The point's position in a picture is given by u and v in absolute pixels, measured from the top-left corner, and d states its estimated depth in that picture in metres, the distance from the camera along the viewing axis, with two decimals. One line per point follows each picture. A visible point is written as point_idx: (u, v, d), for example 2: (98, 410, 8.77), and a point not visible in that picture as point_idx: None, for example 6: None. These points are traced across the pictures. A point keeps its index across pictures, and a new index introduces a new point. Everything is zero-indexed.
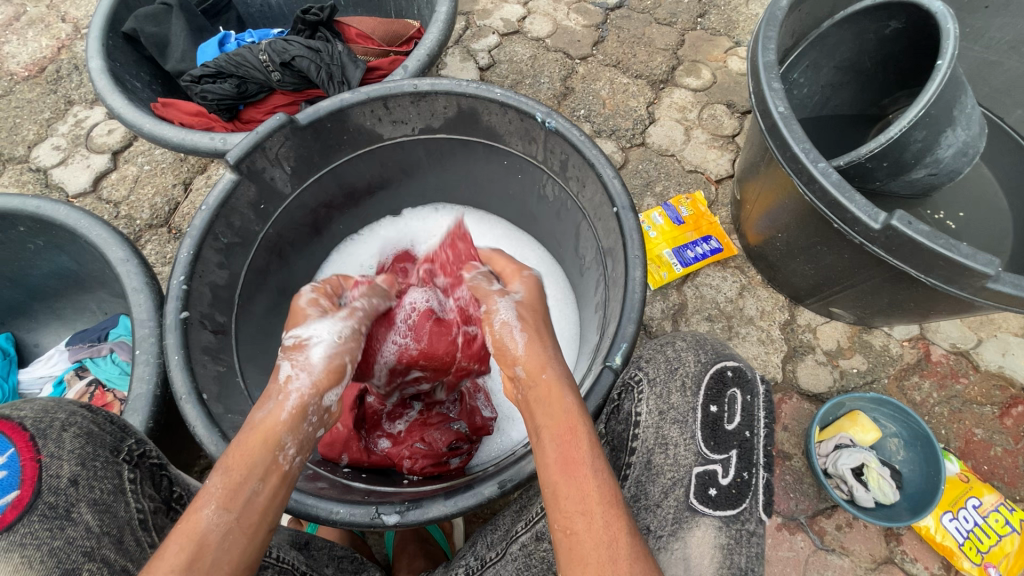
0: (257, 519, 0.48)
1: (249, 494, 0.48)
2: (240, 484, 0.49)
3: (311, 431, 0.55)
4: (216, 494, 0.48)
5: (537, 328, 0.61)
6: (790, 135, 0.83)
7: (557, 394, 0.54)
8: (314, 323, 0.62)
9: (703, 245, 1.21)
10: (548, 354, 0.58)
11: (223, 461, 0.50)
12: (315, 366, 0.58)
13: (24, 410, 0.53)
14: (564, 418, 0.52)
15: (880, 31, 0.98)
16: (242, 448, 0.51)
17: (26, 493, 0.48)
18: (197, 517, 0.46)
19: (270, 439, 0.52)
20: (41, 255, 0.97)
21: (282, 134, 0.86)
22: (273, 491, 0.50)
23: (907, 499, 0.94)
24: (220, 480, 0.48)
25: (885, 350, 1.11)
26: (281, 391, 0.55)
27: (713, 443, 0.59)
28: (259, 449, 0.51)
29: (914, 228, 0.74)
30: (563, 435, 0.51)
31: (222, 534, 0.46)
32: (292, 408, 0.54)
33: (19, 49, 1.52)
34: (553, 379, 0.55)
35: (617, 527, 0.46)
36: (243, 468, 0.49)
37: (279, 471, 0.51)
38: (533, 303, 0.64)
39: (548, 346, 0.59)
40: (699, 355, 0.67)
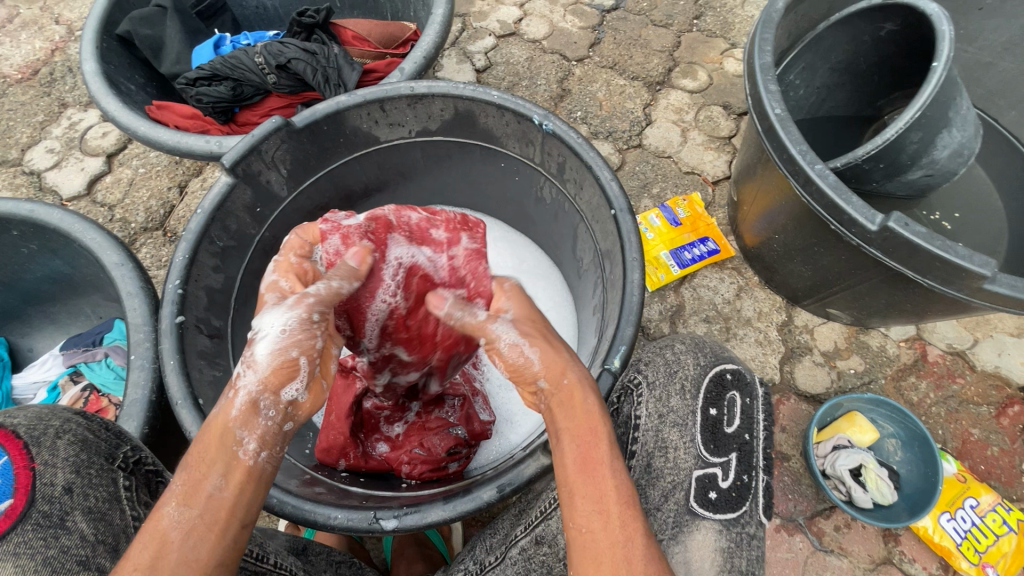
0: (221, 516, 0.47)
1: (210, 491, 0.48)
2: (200, 481, 0.48)
3: (270, 424, 0.53)
4: (176, 493, 0.48)
5: (546, 338, 0.59)
6: (787, 137, 0.83)
7: (579, 396, 0.54)
8: (266, 314, 0.57)
9: (700, 247, 1.21)
10: (573, 359, 0.57)
11: (186, 460, 0.50)
12: (259, 363, 0.54)
13: (17, 418, 0.52)
14: (584, 419, 0.52)
15: (875, 33, 0.98)
16: (200, 447, 0.50)
17: (20, 501, 0.47)
18: (159, 516, 0.46)
19: (225, 437, 0.51)
20: (35, 259, 0.97)
21: (278, 137, 0.85)
22: (235, 486, 0.49)
23: (905, 500, 0.94)
24: (181, 478, 0.48)
25: (882, 350, 1.12)
26: (232, 388, 0.54)
27: (713, 446, 0.59)
28: (218, 446, 0.50)
29: (911, 229, 0.74)
30: (584, 436, 0.51)
31: (182, 533, 0.46)
32: (241, 404, 0.52)
33: (12, 51, 1.51)
34: (582, 380, 0.55)
35: (635, 529, 0.46)
36: (203, 467, 0.49)
37: (242, 467, 0.50)
38: (532, 318, 0.62)
39: (567, 351, 0.58)
40: (698, 358, 0.66)
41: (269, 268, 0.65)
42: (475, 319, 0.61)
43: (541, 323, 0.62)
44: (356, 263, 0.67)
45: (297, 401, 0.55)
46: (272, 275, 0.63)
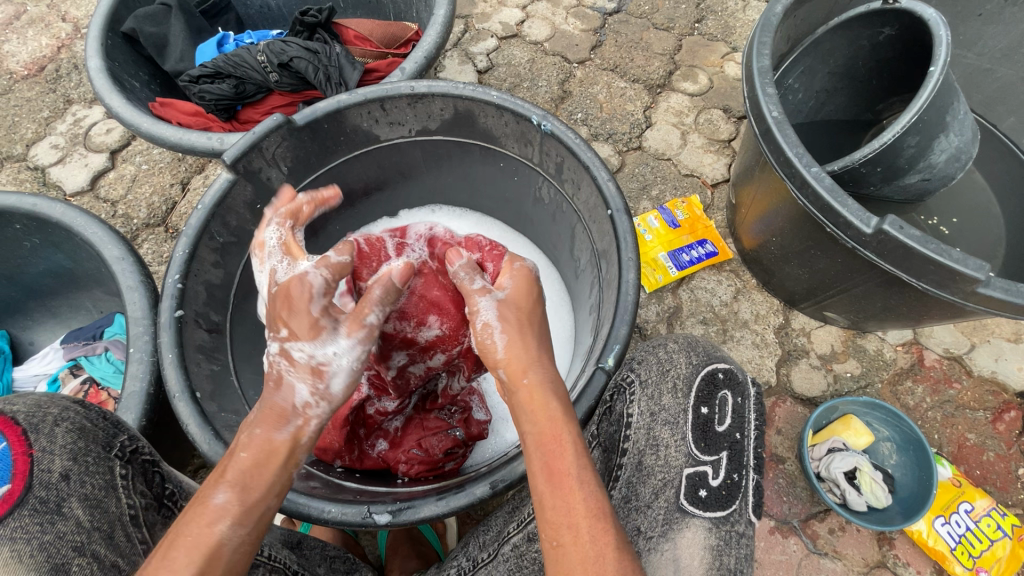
0: (268, 531, 0.52)
1: (264, 510, 0.51)
2: (257, 501, 0.51)
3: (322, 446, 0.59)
4: (231, 510, 0.49)
5: (520, 329, 0.60)
6: (784, 140, 0.84)
7: (540, 402, 0.55)
8: (331, 343, 0.58)
9: (698, 249, 1.21)
10: (541, 354, 0.59)
11: (238, 476, 0.51)
12: (336, 395, 0.58)
13: (17, 404, 0.53)
14: (548, 427, 0.53)
15: (874, 38, 0.99)
16: (258, 465, 0.53)
17: (17, 487, 0.48)
18: (212, 531, 0.48)
19: (288, 459, 0.54)
20: (36, 253, 0.97)
21: (279, 134, 0.86)
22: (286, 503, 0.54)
23: (899, 502, 0.94)
24: (236, 495, 0.50)
25: (879, 354, 1.12)
26: (300, 416, 0.56)
27: (704, 444, 0.58)
28: (278, 468, 0.53)
29: (906, 232, 0.74)
30: (548, 443, 0.52)
31: (238, 548, 0.49)
32: (312, 433, 0.56)
33: (19, 48, 1.53)
34: (545, 385, 0.56)
35: (603, 543, 0.47)
36: (261, 488, 0.52)
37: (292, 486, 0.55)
38: (523, 301, 0.63)
39: (535, 346, 0.59)
40: (691, 357, 0.64)
41: (315, 280, 0.60)
42: (470, 286, 0.64)
43: (529, 310, 0.62)
44: (399, 279, 0.62)
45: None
46: (321, 299, 0.60)
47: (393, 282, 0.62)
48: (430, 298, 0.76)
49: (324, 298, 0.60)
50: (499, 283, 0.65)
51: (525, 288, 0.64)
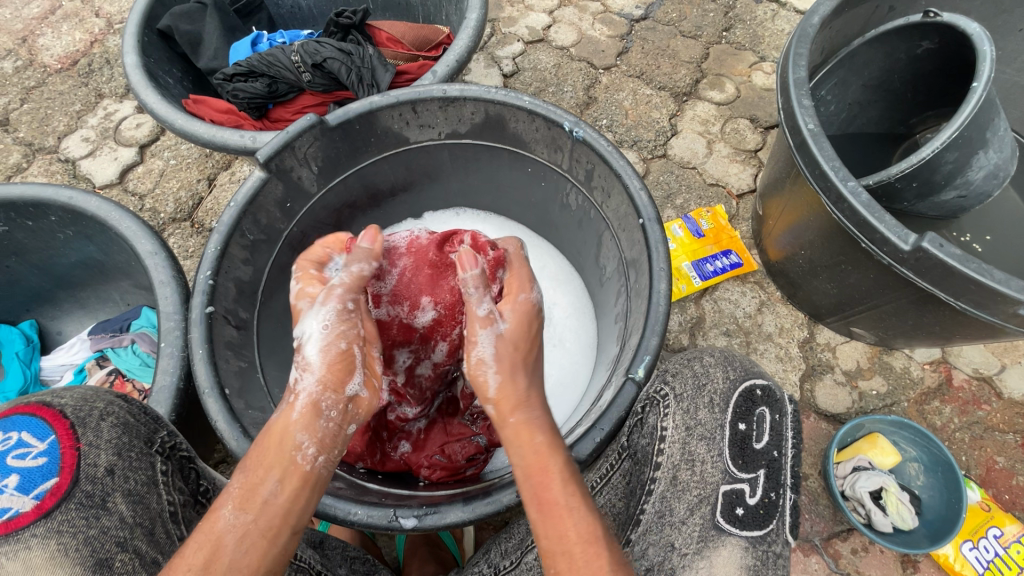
0: (274, 521, 0.50)
1: (266, 495, 0.51)
2: (257, 485, 0.51)
3: (329, 427, 0.56)
4: (233, 496, 0.51)
5: (515, 363, 0.60)
6: (820, 153, 0.82)
7: (528, 433, 0.56)
8: (307, 318, 0.60)
9: (722, 260, 1.20)
10: (529, 391, 0.59)
11: (244, 463, 0.53)
12: (313, 363, 0.57)
13: (65, 397, 0.54)
14: (534, 459, 0.54)
15: (912, 51, 0.97)
16: (259, 451, 0.54)
17: (65, 480, 0.49)
18: (216, 517, 0.50)
19: (284, 441, 0.54)
20: (69, 244, 0.99)
21: (312, 134, 0.87)
22: (292, 491, 0.52)
23: (925, 525, 0.92)
24: (240, 481, 0.52)
25: (906, 372, 1.10)
26: (290, 393, 0.57)
27: (741, 461, 0.56)
28: (278, 452, 0.53)
29: (946, 250, 0.73)
30: (536, 475, 0.53)
31: (237, 536, 0.49)
32: (302, 407, 0.55)
33: (53, 42, 1.55)
34: (532, 421, 0.57)
35: (597, 566, 0.48)
36: (260, 472, 0.52)
37: (298, 473, 0.53)
38: (510, 352, 0.61)
39: (522, 383, 0.59)
40: (728, 371, 0.62)
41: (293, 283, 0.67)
42: (475, 307, 0.62)
43: (522, 354, 0.62)
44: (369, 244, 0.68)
45: (357, 397, 0.59)
46: (298, 284, 0.66)
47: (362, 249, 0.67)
48: (419, 281, 0.79)
49: (301, 282, 0.66)
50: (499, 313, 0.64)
51: (524, 321, 0.64)
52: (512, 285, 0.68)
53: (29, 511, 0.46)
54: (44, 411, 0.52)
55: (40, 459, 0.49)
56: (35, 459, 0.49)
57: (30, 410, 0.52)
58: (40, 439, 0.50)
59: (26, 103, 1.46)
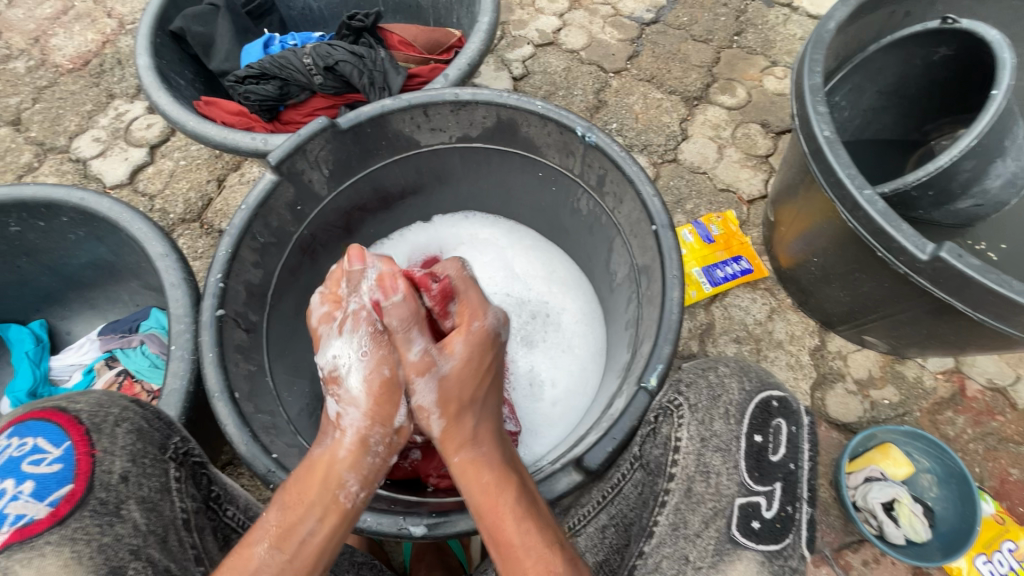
0: (310, 558, 0.55)
1: (306, 534, 0.55)
2: (296, 524, 0.56)
3: (373, 463, 0.62)
4: (269, 532, 0.55)
5: (460, 406, 0.64)
6: (835, 160, 0.82)
7: (474, 471, 0.60)
8: (338, 348, 0.66)
9: (733, 265, 1.19)
10: (475, 431, 0.63)
11: (280, 497, 0.58)
12: (358, 399, 0.63)
13: (81, 402, 0.56)
14: (484, 498, 0.58)
15: (928, 58, 0.97)
16: (299, 487, 0.58)
17: (80, 486, 0.51)
18: (251, 552, 0.54)
19: (326, 480, 0.58)
20: (80, 245, 0.99)
21: (323, 137, 0.87)
22: (329, 530, 0.56)
23: (939, 538, 0.91)
24: (276, 517, 0.56)
25: (918, 382, 1.09)
26: (337, 428, 0.63)
27: (757, 474, 0.56)
28: (320, 487, 0.58)
29: (964, 260, 0.72)
30: (488, 511, 0.57)
31: (273, 574, 0.53)
32: (349, 445, 0.61)
33: (66, 42, 1.56)
34: (479, 459, 0.61)
35: None
36: (301, 510, 0.56)
37: (337, 510, 0.57)
38: (457, 394, 0.64)
39: (469, 423, 0.63)
40: (743, 382, 0.62)
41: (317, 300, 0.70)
42: (409, 354, 0.63)
43: (469, 393, 0.65)
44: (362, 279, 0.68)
45: (400, 428, 0.64)
46: (321, 309, 0.70)
47: (353, 270, 0.67)
48: None
49: (324, 306, 0.70)
50: (444, 353, 0.65)
51: (470, 359, 0.66)
52: (462, 311, 0.69)
53: (44, 517, 0.49)
54: (60, 417, 0.54)
55: (55, 465, 0.51)
56: (50, 466, 0.51)
57: (47, 416, 0.54)
58: (55, 445, 0.52)
59: (38, 103, 1.47)
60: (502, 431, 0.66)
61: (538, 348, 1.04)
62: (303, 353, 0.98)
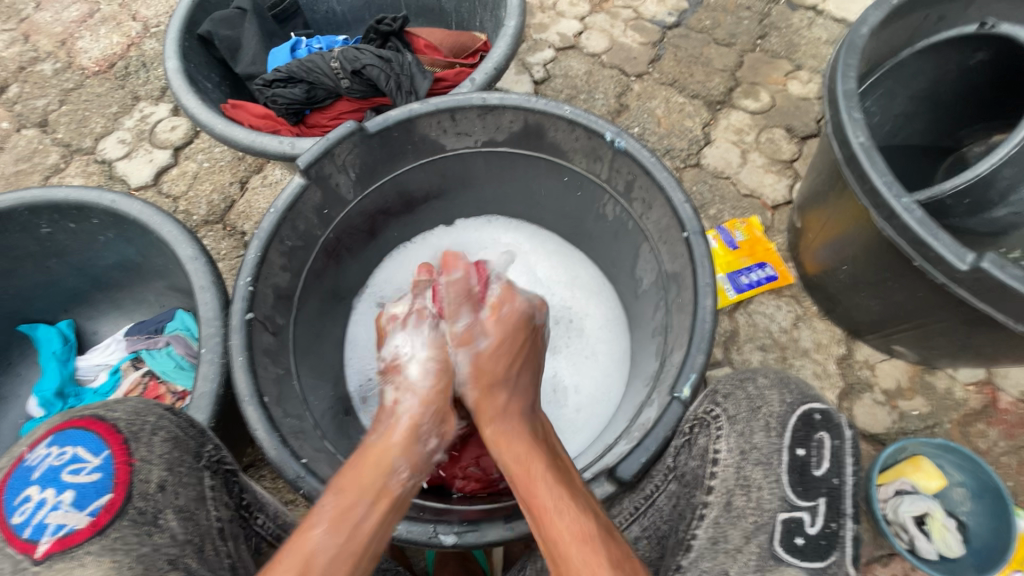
0: (363, 544, 0.54)
1: (358, 518, 0.55)
2: (349, 508, 0.55)
3: (422, 451, 0.64)
4: (325, 516, 0.54)
5: (491, 384, 0.70)
6: (871, 167, 0.80)
7: (506, 441, 0.64)
8: (399, 339, 0.75)
9: (758, 272, 1.18)
10: (506, 405, 0.68)
11: (336, 484, 0.57)
12: (412, 381, 0.69)
13: (118, 411, 0.57)
14: (518, 466, 0.61)
15: (964, 63, 0.97)
16: (353, 473, 0.59)
17: (118, 496, 0.51)
18: (308, 536, 0.52)
19: (383, 464, 0.60)
20: (109, 247, 1.00)
21: (351, 141, 0.87)
22: (382, 514, 0.56)
23: (973, 554, 0.89)
24: (332, 501, 0.55)
25: (949, 393, 1.07)
26: (393, 413, 0.67)
27: (801, 489, 0.55)
28: (373, 474, 0.59)
29: (1007, 271, 0.70)
30: (520, 475, 0.60)
31: (328, 558, 0.51)
32: (403, 429, 0.65)
33: (91, 45, 1.58)
34: (509, 430, 0.65)
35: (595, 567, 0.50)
36: (353, 494, 0.56)
37: (389, 496, 0.57)
38: (490, 367, 0.71)
39: (502, 396, 0.69)
40: (784, 395, 0.61)
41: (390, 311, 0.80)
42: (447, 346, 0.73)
43: (501, 369, 0.71)
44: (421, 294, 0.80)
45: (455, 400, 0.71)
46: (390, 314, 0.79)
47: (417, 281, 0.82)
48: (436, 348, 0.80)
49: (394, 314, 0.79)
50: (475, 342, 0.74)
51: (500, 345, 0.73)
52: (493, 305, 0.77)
53: (84, 528, 0.50)
54: (98, 425, 0.55)
55: (94, 474, 0.52)
56: (89, 475, 0.52)
57: (85, 425, 0.55)
58: (94, 454, 0.53)
59: (65, 105, 1.49)
60: (536, 409, 0.69)
61: (562, 354, 1.03)
62: (327, 356, 0.98)
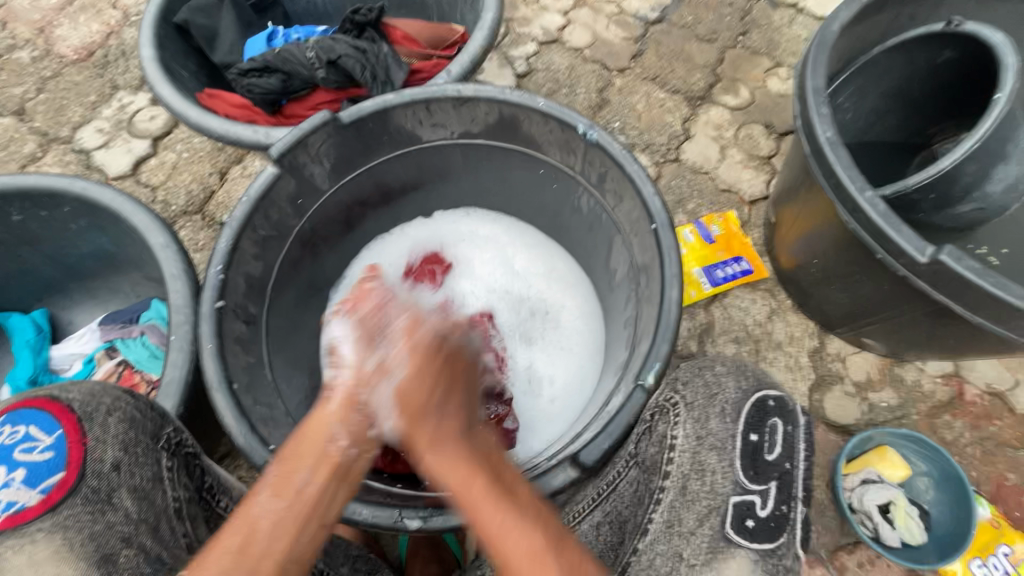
0: (308, 508, 0.51)
1: (300, 484, 0.52)
2: (291, 474, 0.52)
3: (363, 420, 0.57)
4: (269, 482, 0.52)
5: (430, 381, 0.60)
6: (837, 162, 0.81)
7: (443, 469, 0.54)
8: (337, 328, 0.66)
9: (733, 266, 1.19)
10: (440, 424, 0.57)
11: (280, 453, 0.55)
12: (347, 361, 0.61)
13: (73, 392, 0.58)
14: (459, 484, 0.53)
15: (932, 61, 0.99)
16: (296, 443, 0.55)
17: (71, 474, 0.53)
18: (251, 503, 0.51)
19: (321, 437, 0.55)
20: (82, 235, 1.00)
21: (325, 132, 0.87)
22: (324, 479, 0.53)
23: (934, 541, 0.91)
24: (275, 470, 0.53)
25: (917, 385, 1.09)
26: (330, 389, 0.60)
27: (753, 472, 0.56)
28: (314, 443, 0.55)
29: (963, 264, 0.72)
30: (463, 490, 0.53)
31: (270, 523, 0.49)
32: (340, 401, 0.58)
33: (70, 32, 1.56)
34: (446, 458, 0.55)
35: None
36: (294, 463, 0.53)
37: (330, 461, 0.53)
38: (414, 398, 0.58)
39: (430, 423, 0.57)
40: (740, 382, 0.63)
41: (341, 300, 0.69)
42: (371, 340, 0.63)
43: (427, 390, 0.59)
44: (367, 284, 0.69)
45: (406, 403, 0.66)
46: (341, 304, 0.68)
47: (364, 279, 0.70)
48: None
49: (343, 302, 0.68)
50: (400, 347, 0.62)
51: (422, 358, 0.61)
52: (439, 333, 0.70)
53: (36, 504, 0.51)
54: (52, 406, 0.56)
55: (47, 453, 0.53)
56: (43, 453, 0.53)
57: (39, 404, 0.56)
58: (48, 433, 0.54)
59: (42, 93, 1.47)
60: (475, 426, 0.59)
61: (537, 345, 1.04)
62: (302, 347, 0.98)
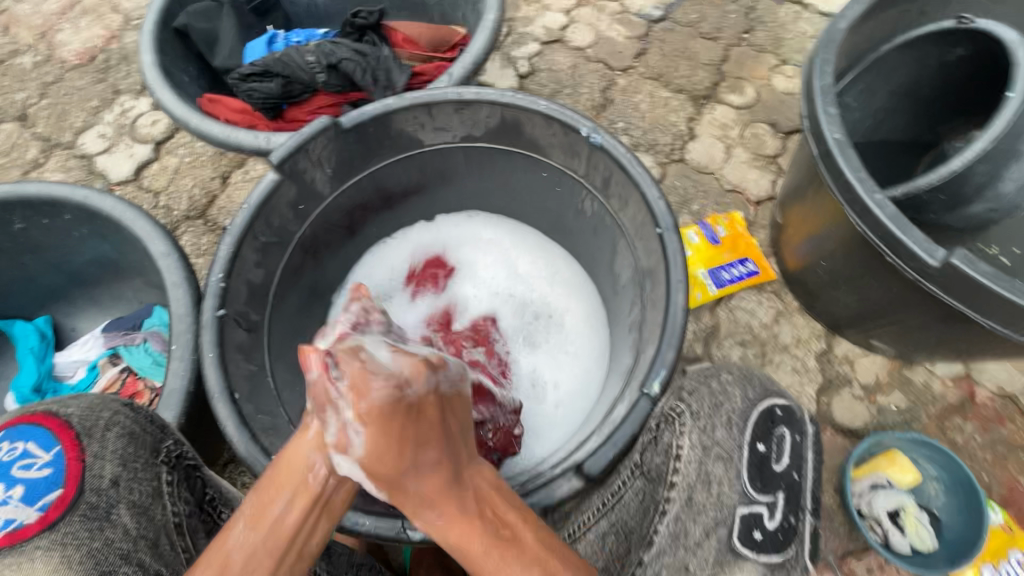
0: (285, 538, 0.51)
1: (277, 514, 0.51)
2: (268, 504, 0.52)
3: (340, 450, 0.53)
4: (245, 514, 0.51)
5: (408, 428, 0.49)
6: (845, 163, 0.80)
7: (434, 519, 0.50)
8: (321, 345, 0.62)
9: (739, 267, 1.18)
10: (427, 475, 0.50)
11: (260, 482, 0.54)
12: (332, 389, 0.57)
13: (72, 407, 0.59)
14: (455, 538, 0.49)
15: (942, 58, 0.97)
16: (275, 471, 0.54)
17: (70, 491, 0.53)
18: (228, 532, 0.51)
19: (297, 464, 0.53)
20: (84, 242, 0.99)
21: (326, 137, 0.87)
22: (302, 510, 0.52)
23: (945, 547, 0.90)
24: (252, 501, 0.52)
25: (927, 388, 1.07)
26: (308, 418, 0.55)
27: (760, 484, 0.57)
28: (292, 472, 0.53)
29: (976, 266, 0.71)
30: (461, 531, 0.49)
31: (243, 556, 0.49)
32: (313, 438, 0.53)
33: (72, 37, 1.56)
34: (437, 517, 0.50)
35: None
36: (276, 487, 0.53)
37: (308, 493, 0.52)
38: (385, 460, 0.49)
39: (410, 482, 0.49)
40: (746, 392, 0.63)
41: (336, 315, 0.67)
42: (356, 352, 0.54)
43: (400, 451, 0.49)
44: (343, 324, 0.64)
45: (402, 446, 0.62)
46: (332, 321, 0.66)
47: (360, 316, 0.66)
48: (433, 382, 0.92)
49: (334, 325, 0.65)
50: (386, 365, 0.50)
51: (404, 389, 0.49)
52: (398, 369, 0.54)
53: (32, 523, 0.50)
54: (50, 421, 0.56)
55: (46, 469, 0.53)
56: (41, 469, 0.53)
57: (38, 420, 0.56)
58: (46, 449, 0.54)
59: (44, 98, 1.47)
60: (468, 473, 0.51)
61: (541, 349, 1.03)
62: None
